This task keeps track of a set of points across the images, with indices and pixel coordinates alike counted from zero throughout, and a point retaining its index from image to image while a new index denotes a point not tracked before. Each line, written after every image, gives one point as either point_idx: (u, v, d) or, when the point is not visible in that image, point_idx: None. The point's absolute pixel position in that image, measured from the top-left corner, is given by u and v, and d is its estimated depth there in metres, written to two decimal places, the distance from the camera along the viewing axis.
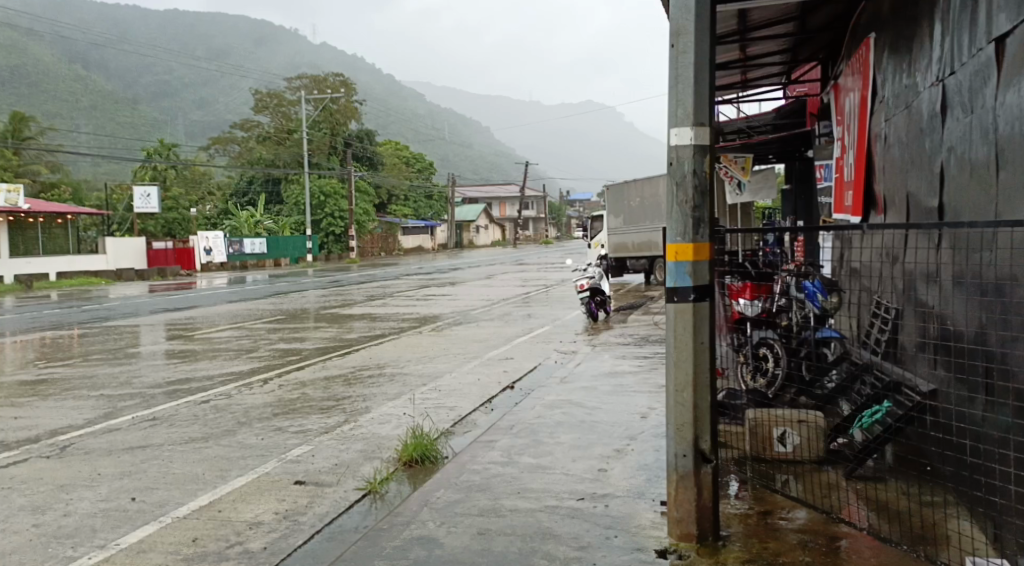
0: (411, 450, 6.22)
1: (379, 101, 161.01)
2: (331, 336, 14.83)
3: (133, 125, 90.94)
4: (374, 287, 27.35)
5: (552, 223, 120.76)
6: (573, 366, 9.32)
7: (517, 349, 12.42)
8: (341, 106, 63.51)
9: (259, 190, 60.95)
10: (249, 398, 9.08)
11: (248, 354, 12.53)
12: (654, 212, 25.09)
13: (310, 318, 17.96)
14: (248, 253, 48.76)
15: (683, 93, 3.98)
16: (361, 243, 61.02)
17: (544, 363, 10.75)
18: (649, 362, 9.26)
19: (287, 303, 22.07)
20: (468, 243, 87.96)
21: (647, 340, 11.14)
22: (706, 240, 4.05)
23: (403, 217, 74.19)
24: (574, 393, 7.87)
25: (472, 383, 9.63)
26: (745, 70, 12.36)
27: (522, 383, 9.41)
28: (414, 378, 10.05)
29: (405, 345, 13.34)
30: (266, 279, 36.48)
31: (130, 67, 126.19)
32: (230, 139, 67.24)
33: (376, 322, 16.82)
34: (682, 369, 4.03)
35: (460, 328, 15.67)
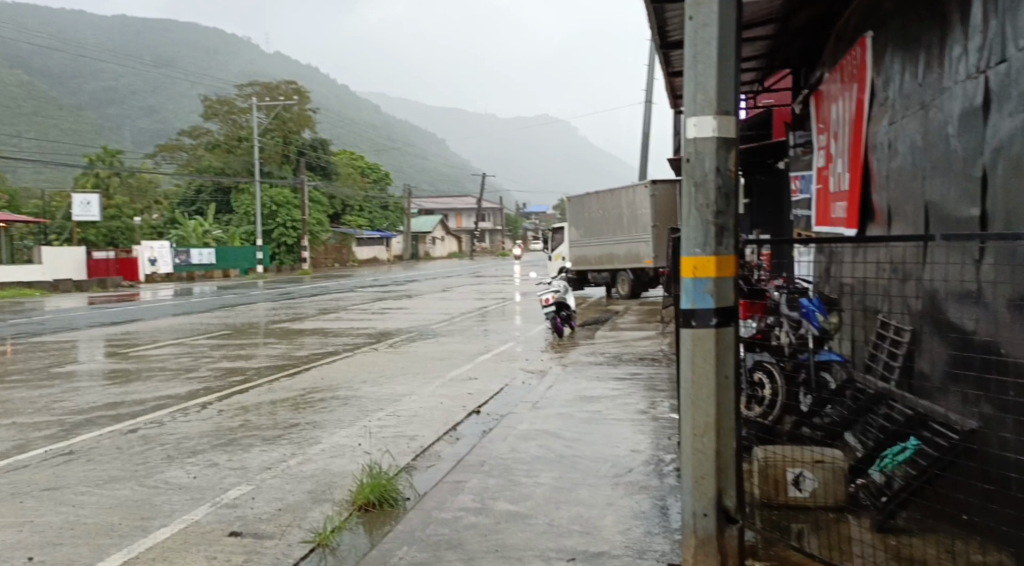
0: (367, 492, 5.42)
1: (334, 111, 159.09)
2: (279, 352, 13.89)
3: (77, 131, 88.11)
4: (327, 300, 26.35)
5: (508, 236, 120.35)
6: (544, 390, 8.59)
7: (480, 367, 11.64)
8: (294, 114, 62.29)
9: (208, 199, 59.32)
10: (184, 426, 8.17)
11: (187, 374, 11.56)
12: (616, 224, 24.48)
13: (258, 333, 16.96)
14: (196, 264, 47.11)
15: (705, 75, 3.29)
16: (315, 255, 59.83)
17: (509, 385, 10.01)
18: (625, 385, 8.57)
19: (234, 317, 20.98)
20: (423, 255, 87.10)
21: (619, 359, 10.44)
22: (732, 252, 3.34)
23: (357, 228, 72.99)
24: (548, 420, 7.11)
25: (433, 408, 8.82)
26: None
27: (489, 408, 8.66)
28: (370, 402, 9.21)
29: (359, 364, 12.48)
30: (213, 290, 35.24)
31: (76, 72, 122.62)
32: (177, 146, 65.31)
33: (330, 338, 15.92)
34: (702, 411, 3.33)
35: (418, 344, 14.84)
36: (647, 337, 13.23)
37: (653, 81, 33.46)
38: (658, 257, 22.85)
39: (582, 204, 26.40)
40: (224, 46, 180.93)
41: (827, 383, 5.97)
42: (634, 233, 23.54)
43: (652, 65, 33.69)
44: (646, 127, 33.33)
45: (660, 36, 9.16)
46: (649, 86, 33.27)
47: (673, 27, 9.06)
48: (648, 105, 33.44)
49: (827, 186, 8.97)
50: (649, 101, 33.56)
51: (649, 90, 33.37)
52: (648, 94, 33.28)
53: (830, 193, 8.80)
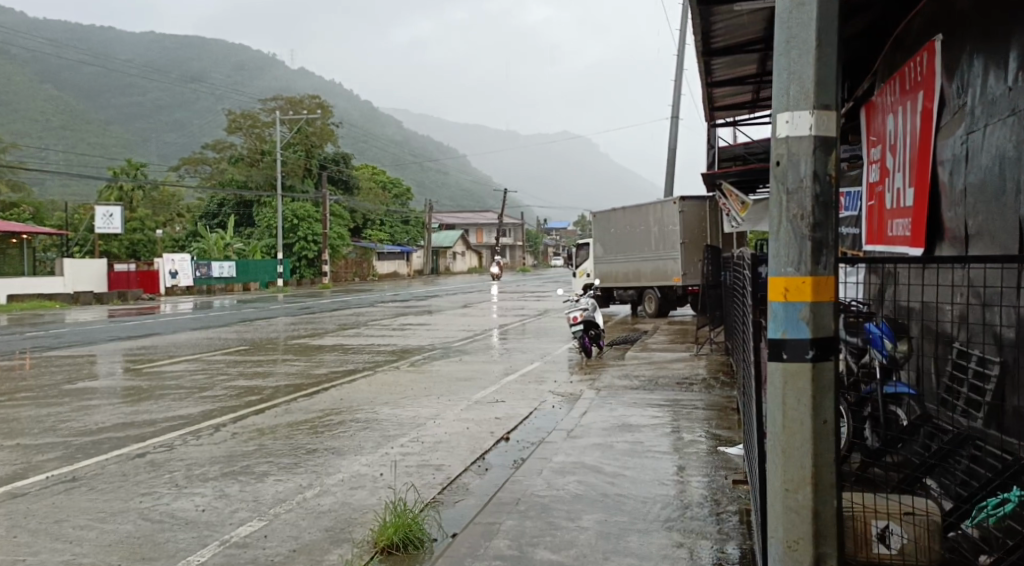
0: (390, 533, 4.89)
1: (356, 127, 159.89)
2: (298, 370, 13.44)
3: (103, 145, 88.87)
4: (348, 315, 25.97)
5: (529, 252, 119.80)
6: (578, 416, 8.07)
7: (507, 389, 11.13)
8: (317, 128, 62.50)
9: (230, 213, 59.42)
10: (198, 451, 7.70)
11: (203, 392, 11.13)
12: (643, 241, 23.91)
13: (277, 349, 16.54)
14: (216, 277, 47.05)
15: (801, 67, 2.89)
16: (335, 269, 59.72)
17: (539, 409, 9.48)
18: (665, 413, 8.03)
19: (253, 332, 20.63)
20: (444, 270, 86.88)
21: (655, 383, 9.90)
22: (830, 272, 2.89)
23: (378, 243, 72.91)
24: (586, 452, 6.58)
25: (460, 433, 8.31)
26: (758, 87, 11.34)
27: (518, 434, 8.17)
28: (393, 427, 8.72)
29: (380, 383, 11.99)
30: (234, 304, 35.02)
31: (104, 88, 124.03)
32: (201, 160, 65.57)
33: (350, 355, 15.46)
34: (795, 462, 2.90)
35: (440, 363, 14.33)
36: (681, 359, 12.67)
37: (679, 96, 33.06)
38: (686, 276, 22.26)
39: (608, 220, 25.90)
40: (249, 62, 182.72)
41: (898, 419, 5.38)
42: (661, 250, 22.97)
43: (679, 81, 33.31)
44: (672, 143, 32.91)
45: (704, 42, 8.71)
46: (675, 102, 32.87)
47: (717, 34, 8.60)
48: (674, 120, 33.01)
49: (882, 202, 8.43)
50: (675, 117, 33.16)
51: (674, 106, 32.99)
52: (674, 110, 32.89)
53: (885, 210, 8.28)
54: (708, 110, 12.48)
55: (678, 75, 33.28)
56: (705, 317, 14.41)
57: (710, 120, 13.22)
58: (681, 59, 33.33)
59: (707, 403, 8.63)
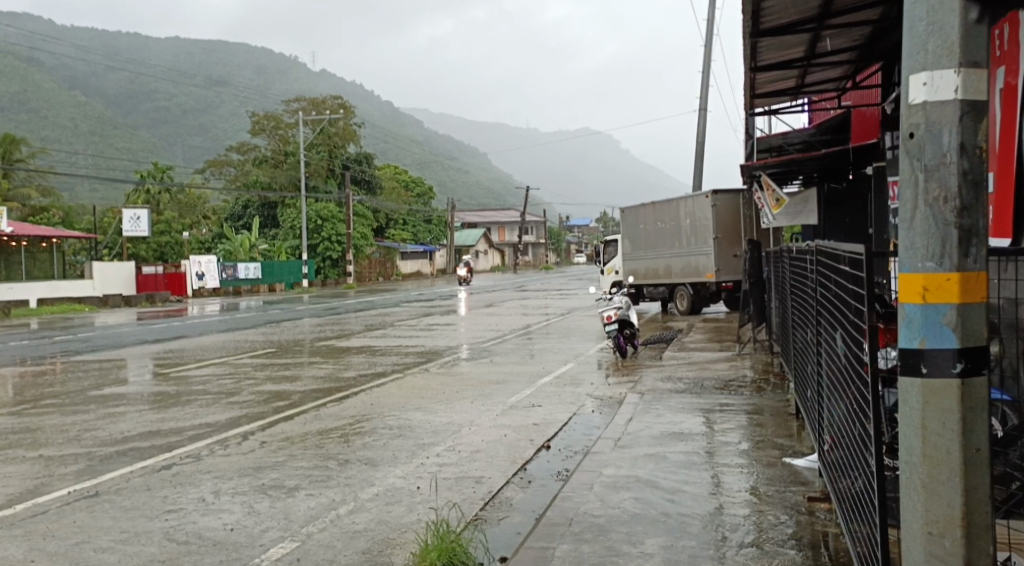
0: (434, 557, 4.46)
1: (378, 127, 160.11)
2: (326, 373, 13.06)
3: (129, 149, 89.42)
4: (374, 315, 25.68)
5: (551, 249, 119.31)
6: (624, 422, 7.60)
7: (542, 392, 10.68)
8: (340, 128, 62.49)
9: (255, 214, 59.53)
10: (226, 463, 7.32)
11: (230, 397, 10.78)
12: (674, 237, 23.36)
13: (304, 351, 16.19)
14: (242, 278, 47.02)
15: (945, 20, 2.42)
16: (359, 268, 59.62)
17: (579, 415, 9.01)
18: (717, 419, 7.54)
19: (280, 333, 20.37)
20: (467, 268, 86.68)
21: (701, 385, 9.39)
22: (983, 267, 2.40)
23: (401, 242, 72.83)
24: (638, 463, 6.11)
25: (498, 442, 7.85)
26: (804, 71, 10.87)
27: (559, 442, 7.72)
28: (428, 434, 8.30)
29: (411, 387, 11.58)
30: (260, 305, 34.88)
31: (129, 92, 124.94)
32: (225, 162, 65.77)
33: (378, 357, 15.07)
34: (940, 501, 2.39)
35: (471, 365, 13.89)
36: (723, 359, 12.13)
37: (706, 88, 32.45)
38: (720, 271, 21.71)
39: (637, 216, 25.37)
40: (271, 64, 183.72)
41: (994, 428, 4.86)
42: (693, 245, 22.43)
43: (706, 73, 32.71)
44: (699, 136, 32.32)
45: (754, 21, 8.23)
46: (703, 94, 32.26)
47: (769, 12, 8.11)
48: (701, 113, 32.39)
49: None
50: (703, 110, 32.56)
51: (702, 99, 32.38)
52: (701, 103, 32.29)
53: None
54: (750, 98, 11.95)
55: (705, 67, 32.66)
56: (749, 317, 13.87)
57: (751, 108, 12.70)
58: (708, 51, 32.73)
59: (760, 407, 8.12)
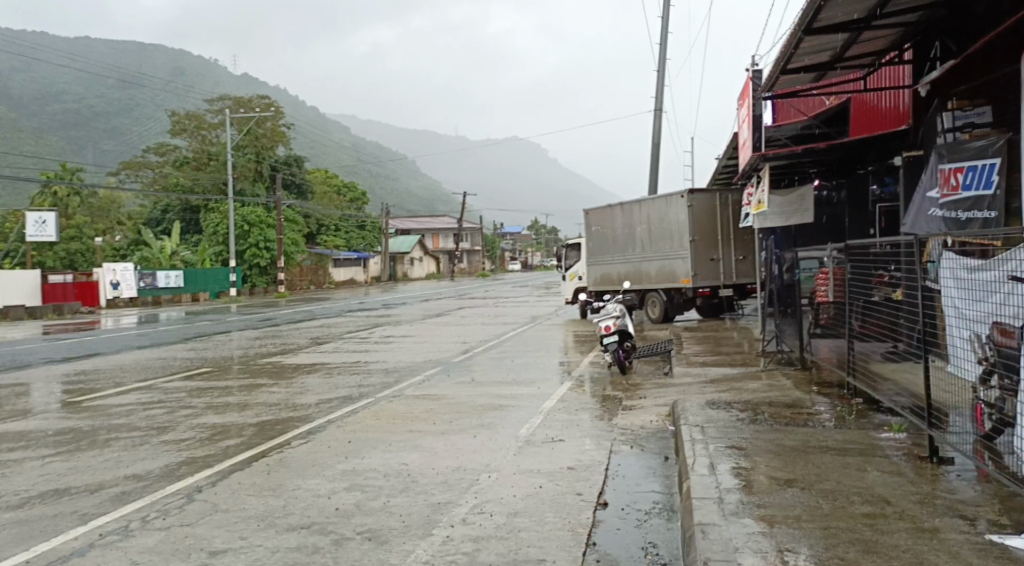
0: None
1: (306, 134, 155.72)
2: (280, 399, 10.91)
3: (37, 152, 83.59)
4: (317, 327, 23.42)
5: (487, 258, 117.05)
6: (704, 470, 5.79)
7: (555, 423, 8.82)
8: (268, 130, 59.38)
9: (175, 219, 56.47)
10: (166, 543, 5.18)
11: (164, 435, 8.54)
12: (645, 239, 21.82)
13: (247, 371, 13.92)
14: (162, 287, 43.78)
15: None
16: (290, 276, 56.72)
17: (618, 458, 7.21)
18: (821, 460, 5.78)
19: (210, 349, 17.94)
20: (402, 277, 84.41)
21: (759, 412, 7.62)
22: None
23: (334, 249, 70.15)
24: (777, 540, 4.28)
25: (535, 499, 5.98)
26: (853, 37, 9.20)
27: (618, 499, 5.97)
28: (441, 488, 6.34)
29: (388, 415, 9.58)
30: (184, 317, 31.91)
31: (35, 93, 117.81)
32: (143, 164, 61.93)
33: (337, 377, 12.94)
34: None
35: (449, 385, 11.89)
36: (749, 377, 10.49)
37: (662, 86, 31.20)
38: (697, 276, 20.20)
39: (603, 220, 23.71)
40: (189, 66, 177.02)
41: None
42: (667, 249, 20.91)
43: (660, 73, 31.49)
44: (655, 138, 30.97)
45: None
46: (660, 93, 30.95)
47: None
48: (658, 112, 31.13)
49: None
50: (660, 111, 31.24)
51: (657, 99, 31.06)
52: (656, 104, 31.01)
53: None
54: (778, 70, 10.18)
55: (659, 66, 31.37)
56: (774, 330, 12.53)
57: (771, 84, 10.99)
58: (664, 50, 31.56)
59: (856, 441, 6.36)
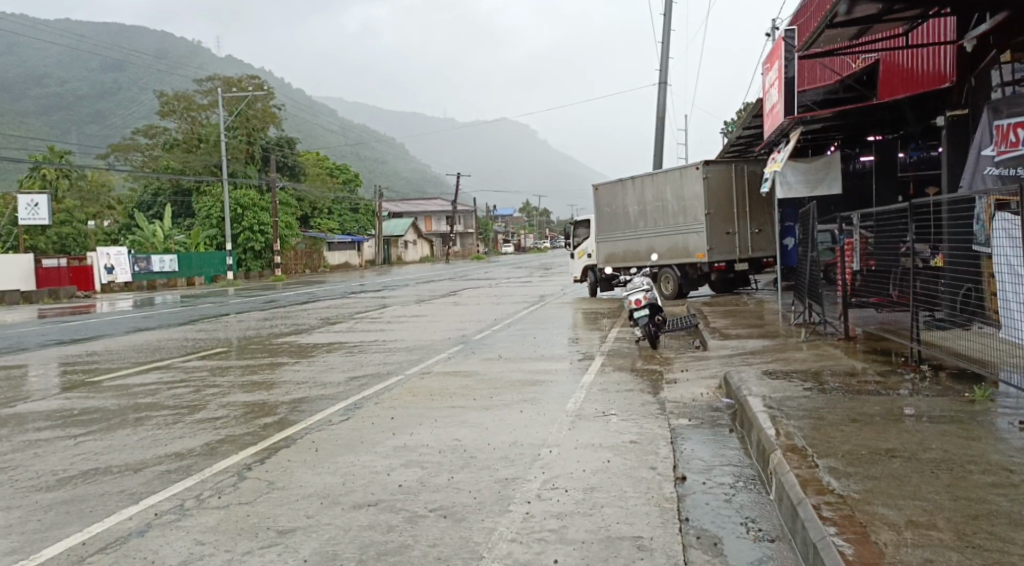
0: None
1: (294, 117, 154.18)
2: (307, 377, 10.53)
3: (22, 138, 82.30)
4: (323, 308, 23.01)
5: (481, 240, 116.40)
6: (793, 439, 5.52)
7: (602, 396, 8.53)
8: (258, 110, 58.58)
9: (167, 202, 55.72)
10: (229, 522, 4.85)
11: (195, 414, 8.18)
12: (656, 213, 21.49)
13: (262, 350, 13.52)
14: (156, 272, 43.14)
15: None
16: (285, 260, 56.13)
17: (680, 430, 6.92)
18: (915, 432, 5.49)
19: (218, 330, 17.55)
20: (396, 259, 83.92)
21: (822, 382, 7.44)
22: None
23: (328, 232, 69.57)
24: (905, 513, 4.00)
25: (607, 473, 5.67)
26: None
27: (694, 471, 5.68)
28: (506, 463, 6.02)
29: (424, 390, 9.25)
30: (181, 301, 31.34)
31: (18, 78, 115.97)
32: (132, 146, 61.03)
33: (359, 355, 12.59)
34: None
35: (478, 361, 11.58)
36: (792, 350, 10.24)
37: (666, 60, 30.79)
38: (712, 251, 19.94)
39: (613, 195, 23.32)
40: (174, 49, 174.60)
41: None
42: (681, 224, 20.62)
43: (664, 47, 31.04)
44: (659, 113, 30.59)
45: None
46: (663, 67, 30.55)
47: None
48: (662, 86, 30.74)
49: None
50: (663, 85, 30.84)
51: (661, 73, 30.65)
52: (660, 78, 30.60)
53: None
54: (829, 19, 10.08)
55: (663, 40, 30.93)
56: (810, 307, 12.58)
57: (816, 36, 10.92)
58: (668, 23, 31.12)
59: (941, 410, 6.17)
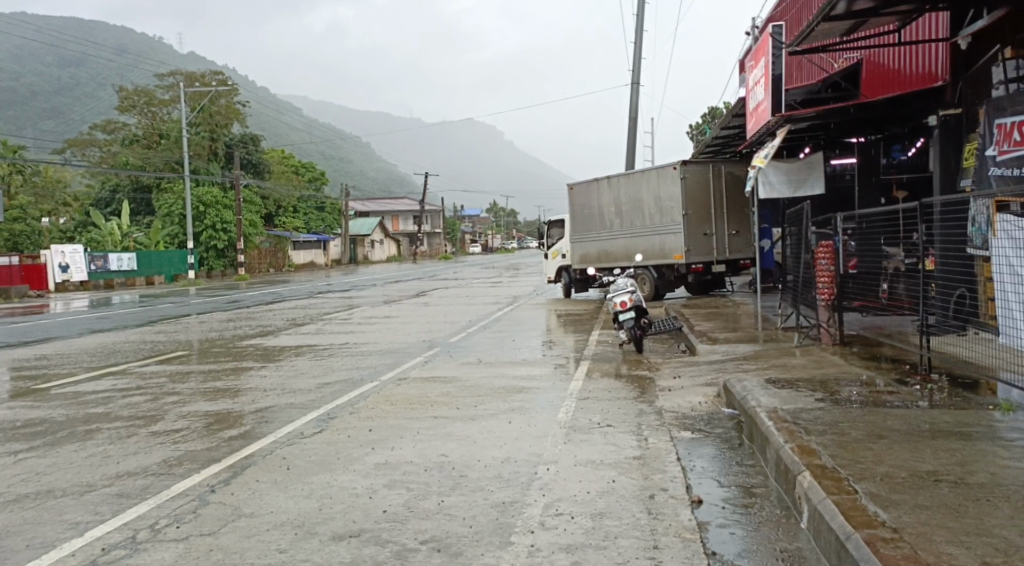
0: None
1: (258, 115, 151.73)
2: (273, 384, 9.81)
3: None
4: (288, 308, 22.19)
5: (448, 241, 115.43)
6: (819, 458, 5.02)
7: (594, 406, 7.98)
8: (221, 106, 57.21)
9: (125, 199, 54.14)
10: (189, 560, 4.19)
11: (151, 426, 7.45)
12: (633, 214, 21.05)
13: (224, 354, 12.75)
14: (114, 270, 41.78)
15: None
16: (249, 259, 54.85)
17: (684, 444, 6.38)
18: (950, 452, 5.03)
19: (178, 332, 16.68)
20: (363, 259, 82.83)
21: (831, 392, 7.00)
22: None
23: (292, 231, 68.30)
24: (973, 552, 3.52)
25: (615, 496, 5.12)
26: None
27: (711, 494, 5.15)
28: (502, 484, 5.43)
29: (401, 399, 8.61)
30: (139, 301, 30.19)
31: None
32: (89, 141, 59.23)
33: (328, 359, 11.88)
34: None
35: (455, 366, 10.96)
36: (786, 355, 9.80)
37: (639, 59, 30.44)
38: (690, 252, 19.55)
39: (588, 194, 22.82)
40: (133, 44, 170.94)
41: None
42: (658, 224, 20.19)
43: (638, 46, 30.67)
44: (633, 113, 30.16)
45: None
46: (637, 66, 30.19)
47: None
48: (635, 85, 30.39)
49: None
50: (636, 85, 30.48)
51: (635, 73, 30.28)
52: (633, 77, 30.22)
53: None
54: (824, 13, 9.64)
55: (637, 39, 30.56)
56: (801, 310, 12.26)
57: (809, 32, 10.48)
58: (641, 22, 30.77)
59: (968, 425, 5.72)
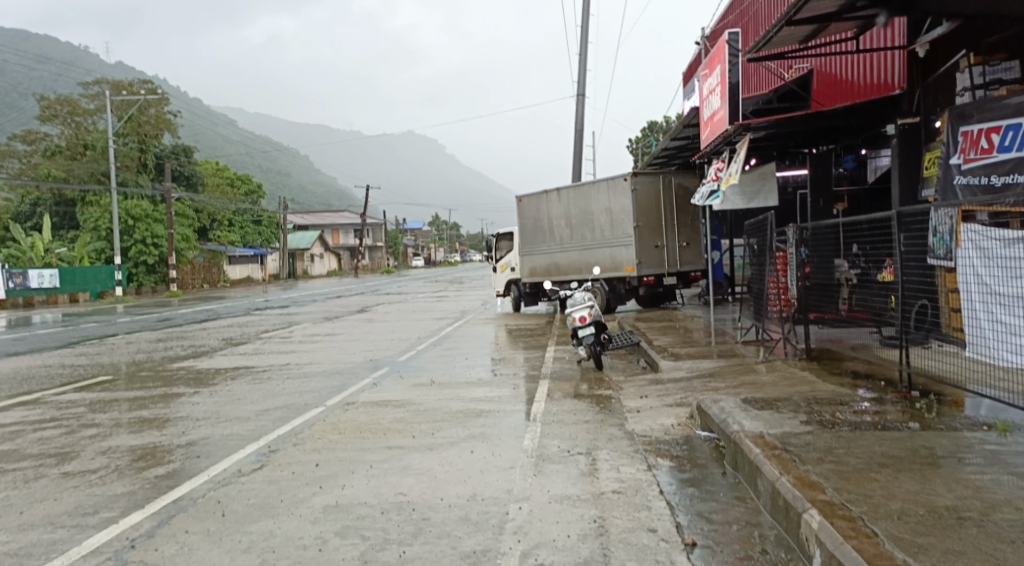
0: None
1: (191, 127, 147.98)
2: (207, 412, 8.97)
3: None
4: (223, 326, 21.09)
5: (390, 254, 113.97)
6: (824, 493, 4.52)
7: (560, 432, 7.40)
8: (151, 116, 55.15)
9: (48, 213, 51.69)
10: None
11: (63, 466, 6.58)
12: (584, 226, 20.65)
13: (152, 378, 11.77)
14: (34, 287, 39.81)
15: None
16: (181, 274, 52.91)
17: (664, 476, 5.83)
18: (964, 482, 4.60)
19: (102, 354, 15.59)
20: (302, 274, 81.02)
21: (816, 415, 6.54)
22: None
23: (228, 245, 66.34)
24: None
25: (601, 540, 4.54)
26: None
27: (705, 535, 4.61)
28: (472, 529, 4.81)
29: (350, 428, 7.90)
30: (61, 320, 28.52)
31: None
32: (8, 153, 56.46)
33: (267, 383, 11.05)
34: None
35: (405, 388, 10.27)
36: (755, 371, 9.40)
37: (584, 70, 30.19)
38: (641, 264, 19.25)
39: (537, 206, 22.32)
40: (58, 53, 165.24)
41: None
42: (610, 237, 19.84)
43: (583, 57, 30.41)
44: (579, 125, 29.86)
45: None
46: (582, 78, 29.92)
47: None
48: (581, 97, 30.12)
49: None
50: (581, 97, 30.21)
51: (580, 84, 30.00)
52: (578, 89, 29.92)
53: None
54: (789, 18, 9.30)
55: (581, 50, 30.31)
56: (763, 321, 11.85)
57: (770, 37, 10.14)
58: (586, 33, 30.53)
59: (972, 449, 5.30)
